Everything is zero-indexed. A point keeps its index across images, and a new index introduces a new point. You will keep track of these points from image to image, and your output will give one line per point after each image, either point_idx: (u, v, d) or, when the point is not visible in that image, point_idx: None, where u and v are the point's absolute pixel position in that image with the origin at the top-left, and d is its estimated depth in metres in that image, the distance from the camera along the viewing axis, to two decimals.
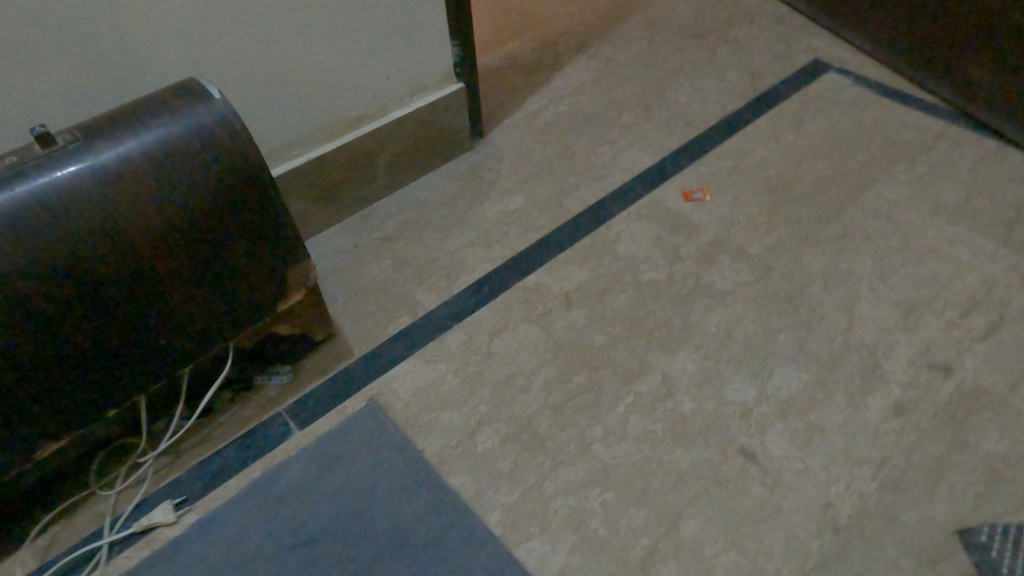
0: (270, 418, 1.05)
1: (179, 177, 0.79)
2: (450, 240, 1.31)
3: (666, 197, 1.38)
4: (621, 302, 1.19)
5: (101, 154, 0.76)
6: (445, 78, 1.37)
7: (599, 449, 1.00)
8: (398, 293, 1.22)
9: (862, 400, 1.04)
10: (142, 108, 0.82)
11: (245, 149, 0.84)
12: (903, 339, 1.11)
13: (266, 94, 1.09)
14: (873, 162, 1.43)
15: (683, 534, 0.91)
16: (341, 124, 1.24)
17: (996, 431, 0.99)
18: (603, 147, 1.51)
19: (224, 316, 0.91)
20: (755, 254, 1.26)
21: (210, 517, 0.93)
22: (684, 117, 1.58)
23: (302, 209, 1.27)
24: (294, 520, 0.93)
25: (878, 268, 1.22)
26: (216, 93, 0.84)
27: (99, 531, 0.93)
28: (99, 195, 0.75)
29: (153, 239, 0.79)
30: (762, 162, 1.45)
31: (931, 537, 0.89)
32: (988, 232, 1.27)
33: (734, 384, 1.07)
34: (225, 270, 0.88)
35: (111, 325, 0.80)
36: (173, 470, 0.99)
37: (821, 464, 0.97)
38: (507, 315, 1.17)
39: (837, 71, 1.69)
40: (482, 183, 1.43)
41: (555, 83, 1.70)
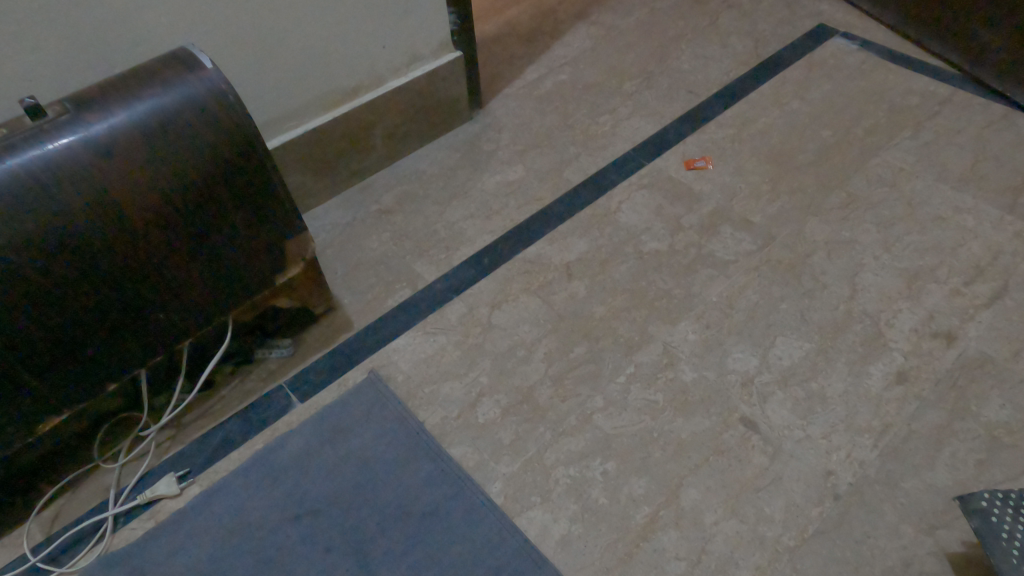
0: (271, 392, 1.06)
1: (173, 150, 0.78)
2: (449, 212, 1.30)
3: (668, 166, 1.36)
4: (622, 273, 1.18)
5: (92, 125, 0.75)
6: (442, 47, 1.34)
7: (599, 420, 1.00)
8: (398, 265, 1.21)
9: (864, 368, 1.04)
10: (133, 78, 0.80)
11: (240, 119, 0.82)
12: (906, 307, 1.10)
13: (259, 63, 1.07)
14: (878, 128, 1.41)
15: (684, 502, 0.91)
16: (336, 94, 1.22)
17: (998, 399, 0.99)
18: (603, 116, 1.49)
19: (222, 289, 0.91)
20: (758, 223, 1.25)
21: (213, 489, 0.94)
22: (687, 85, 1.56)
23: (300, 181, 1.26)
24: (295, 491, 0.94)
25: (882, 236, 1.21)
26: (208, 64, 0.83)
27: (103, 503, 0.94)
28: (92, 168, 0.74)
29: (148, 212, 0.78)
30: (765, 129, 1.43)
31: (932, 504, 0.90)
32: (994, 199, 1.25)
33: (735, 354, 1.06)
34: (222, 243, 0.87)
35: (108, 299, 0.80)
36: (175, 443, 1.00)
37: (822, 432, 0.97)
38: (507, 286, 1.17)
39: (842, 36, 1.66)
40: (481, 155, 1.41)
41: (555, 51, 1.68)
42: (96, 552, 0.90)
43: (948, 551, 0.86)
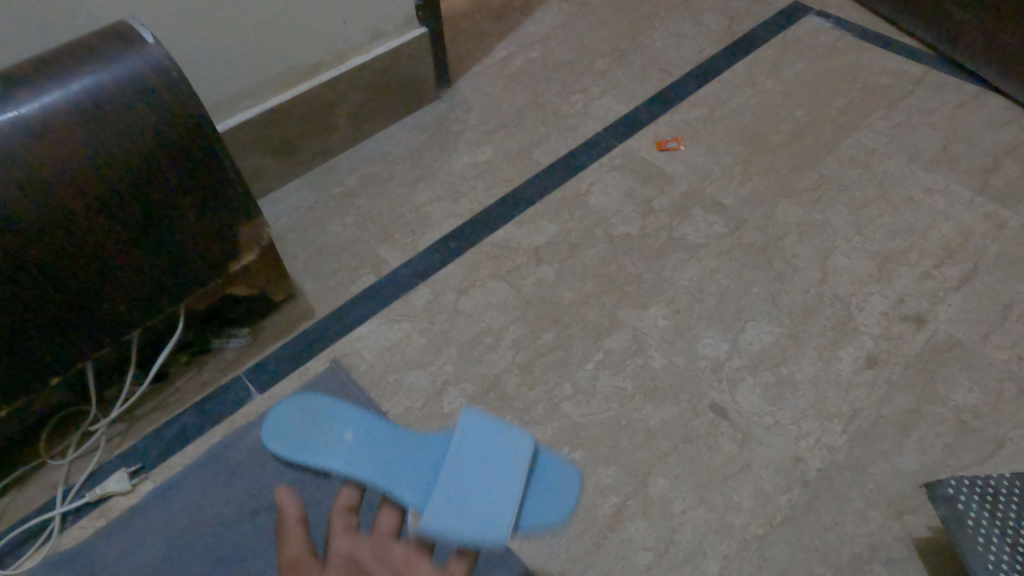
0: (229, 382, 1.02)
1: (113, 131, 0.73)
2: (415, 194, 1.26)
3: (640, 147, 1.34)
4: (592, 256, 1.15)
5: (23, 105, 0.69)
6: (407, 23, 1.29)
7: (567, 408, 0.98)
8: (362, 250, 1.18)
9: (835, 352, 1.03)
10: (68, 54, 0.74)
11: (185, 99, 0.77)
12: (877, 290, 1.09)
13: (209, 43, 1.01)
14: (851, 108, 1.39)
15: (652, 491, 0.90)
16: (295, 72, 1.18)
17: (966, 382, 0.98)
18: (574, 95, 1.46)
19: (172, 277, 0.87)
20: (729, 206, 1.23)
21: (168, 485, 0.91)
22: (659, 63, 1.53)
23: (259, 163, 1.21)
24: (253, 486, 0.91)
25: (854, 218, 1.20)
26: (150, 38, 0.77)
27: (52, 501, 0.90)
28: (23, 151, 0.68)
29: (89, 199, 0.74)
30: (739, 109, 1.41)
31: (899, 489, 0.89)
32: (965, 180, 1.24)
33: (706, 339, 1.05)
34: (169, 229, 0.83)
35: (47, 290, 0.75)
36: (127, 438, 0.96)
37: (792, 418, 0.96)
38: (474, 272, 1.14)
39: (817, 14, 1.64)
40: (449, 135, 1.37)
41: (526, 28, 1.63)
42: (43, 552, 0.86)
43: (915, 536, 0.86)
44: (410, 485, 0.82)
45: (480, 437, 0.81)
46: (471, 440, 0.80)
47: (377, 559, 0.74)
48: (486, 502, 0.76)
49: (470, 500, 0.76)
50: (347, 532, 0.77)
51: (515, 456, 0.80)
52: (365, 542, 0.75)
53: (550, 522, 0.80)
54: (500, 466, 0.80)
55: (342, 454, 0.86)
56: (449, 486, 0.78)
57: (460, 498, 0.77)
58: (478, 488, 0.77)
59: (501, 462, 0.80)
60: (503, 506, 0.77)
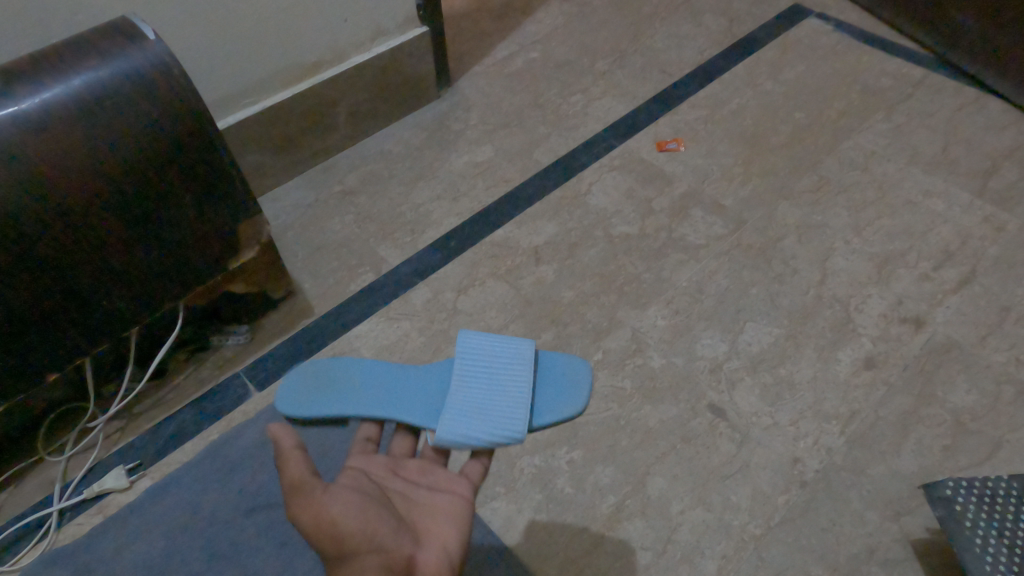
0: (227, 380, 1.02)
1: (114, 127, 0.73)
2: (415, 193, 1.26)
3: (639, 148, 1.34)
4: (592, 256, 1.15)
5: (23, 100, 0.69)
6: (408, 22, 1.29)
7: None
8: (361, 249, 1.17)
9: (833, 353, 1.03)
10: (69, 50, 0.74)
11: (186, 96, 0.77)
12: (876, 292, 1.10)
13: (211, 40, 1.01)
14: (851, 111, 1.39)
15: (650, 491, 0.90)
16: (296, 70, 1.17)
17: (964, 384, 0.99)
18: (575, 95, 1.46)
19: (171, 274, 0.87)
20: (728, 207, 1.23)
21: (166, 482, 0.90)
22: (660, 64, 1.53)
23: (259, 161, 1.21)
24: (252, 485, 0.90)
25: (854, 220, 1.20)
26: (151, 35, 0.77)
27: (49, 498, 0.90)
28: (24, 146, 0.68)
29: (89, 194, 0.73)
30: (739, 111, 1.41)
31: (897, 490, 0.89)
32: (964, 183, 1.25)
33: (705, 339, 1.05)
34: (169, 225, 0.83)
35: (45, 286, 0.75)
36: (125, 435, 0.96)
37: (790, 419, 0.96)
38: (473, 271, 1.14)
39: (817, 17, 1.64)
40: (449, 134, 1.37)
41: (526, 28, 1.63)
42: (40, 549, 0.86)
43: (912, 537, 0.86)
44: (428, 412, 0.80)
45: (479, 350, 0.79)
46: (471, 350, 0.79)
47: (391, 473, 0.74)
48: (497, 404, 0.74)
49: (484, 404, 0.74)
50: (360, 453, 0.77)
51: (516, 355, 0.78)
52: (379, 461, 0.76)
53: (568, 413, 0.78)
54: (503, 365, 0.78)
55: (354, 398, 0.82)
56: (458, 399, 0.75)
57: (468, 405, 0.75)
58: (486, 395, 0.75)
59: (506, 366, 0.77)
60: (512, 407, 0.74)
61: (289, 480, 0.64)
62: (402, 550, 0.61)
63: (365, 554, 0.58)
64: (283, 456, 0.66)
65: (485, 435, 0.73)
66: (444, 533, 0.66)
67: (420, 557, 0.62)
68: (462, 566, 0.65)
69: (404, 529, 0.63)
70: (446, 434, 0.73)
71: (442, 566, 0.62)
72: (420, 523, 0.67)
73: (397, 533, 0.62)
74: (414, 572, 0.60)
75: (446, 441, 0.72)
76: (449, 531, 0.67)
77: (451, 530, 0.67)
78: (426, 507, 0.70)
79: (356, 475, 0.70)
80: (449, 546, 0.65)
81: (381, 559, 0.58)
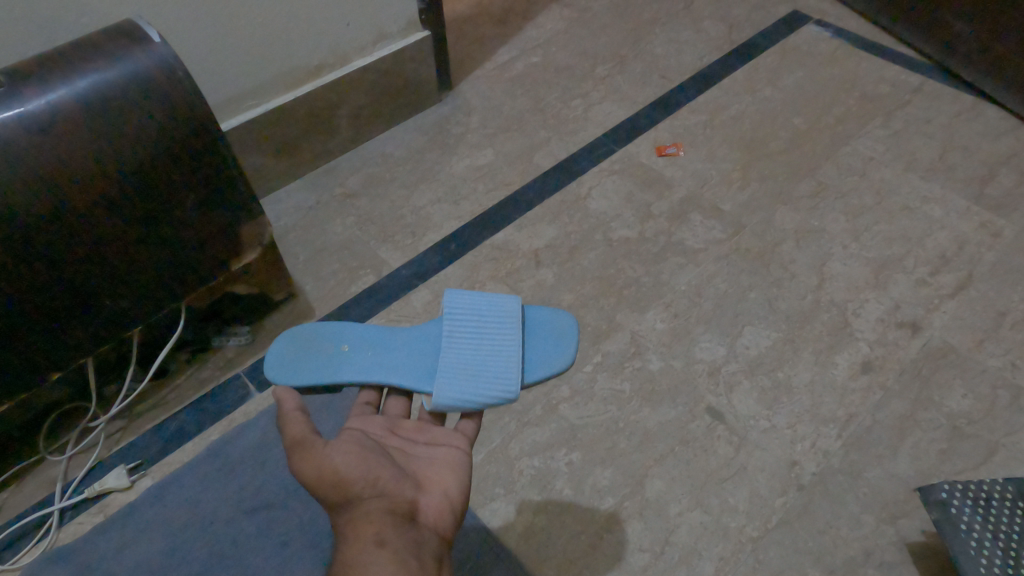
0: (228, 381, 1.03)
1: (119, 129, 0.74)
2: (416, 196, 1.27)
3: (639, 152, 1.35)
4: (591, 260, 1.16)
5: (29, 101, 0.69)
6: (410, 25, 1.30)
7: (565, 410, 0.98)
8: (362, 251, 1.18)
9: (831, 357, 1.04)
10: (74, 52, 0.74)
11: (190, 99, 0.78)
12: (873, 296, 1.10)
13: (214, 43, 1.02)
14: (849, 117, 1.40)
15: (648, 493, 0.91)
16: (298, 73, 1.18)
17: (960, 389, 0.99)
18: (575, 100, 1.47)
19: (173, 275, 0.88)
20: (727, 211, 1.24)
21: (167, 482, 0.91)
22: (660, 69, 1.54)
23: (261, 163, 1.22)
24: (252, 483, 0.91)
25: (852, 225, 1.21)
26: (156, 38, 0.78)
27: (50, 497, 0.91)
28: (29, 148, 0.69)
29: (94, 195, 0.74)
30: (738, 116, 1.42)
31: (894, 493, 0.90)
32: (961, 189, 1.25)
33: (703, 343, 1.05)
34: (172, 226, 0.84)
35: (49, 285, 0.76)
36: (126, 434, 0.97)
37: (787, 422, 0.97)
38: (473, 274, 1.14)
39: (816, 23, 1.65)
40: (450, 138, 1.38)
41: (527, 33, 1.64)
42: (41, 547, 0.86)
43: (908, 540, 0.86)
44: (418, 373, 0.77)
45: (470, 313, 0.77)
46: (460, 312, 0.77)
47: (391, 431, 0.75)
48: (490, 363, 0.73)
49: (477, 364, 0.73)
50: (358, 414, 0.78)
51: (504, 317, 0.77)
52: (378, 421, 0.77)
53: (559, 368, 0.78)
54: (493, 325, 0.77)
55: (342, 363, 0.79)
56: (452, 360, 0.74)
57: (464, 365, 0.74)
58: (479, 355, 0.74)
59: (494, 329, 0.76)
60: (506, 366, 0.73)
61: (291, 441, 0.67)
62: (403, 495, 0.63)
63: (368, 500, 0.61)
64: (285, 422, 0.69)
65: (480, 396, 0.72)
66: (444, 480, 0.68)
67: (423, 502, 0.64)
68: (464, 511, 0.67)
69: (404, 476, 0.66)
70: (444, 397, 0.72)
71: (444, 510, 0.65)
72: (421, 471, 0.69)
73: (398, 479, 0.65)
74: (415, 517, 0.62)
75: (446, 402, 0.71)
76: (450, 480, 0.68)
77: (451, 478, 0.69)
78: (427, 458, 0.71)
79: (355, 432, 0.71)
80: (451, 493, 0.67)
81: (383, 504, 0.61)
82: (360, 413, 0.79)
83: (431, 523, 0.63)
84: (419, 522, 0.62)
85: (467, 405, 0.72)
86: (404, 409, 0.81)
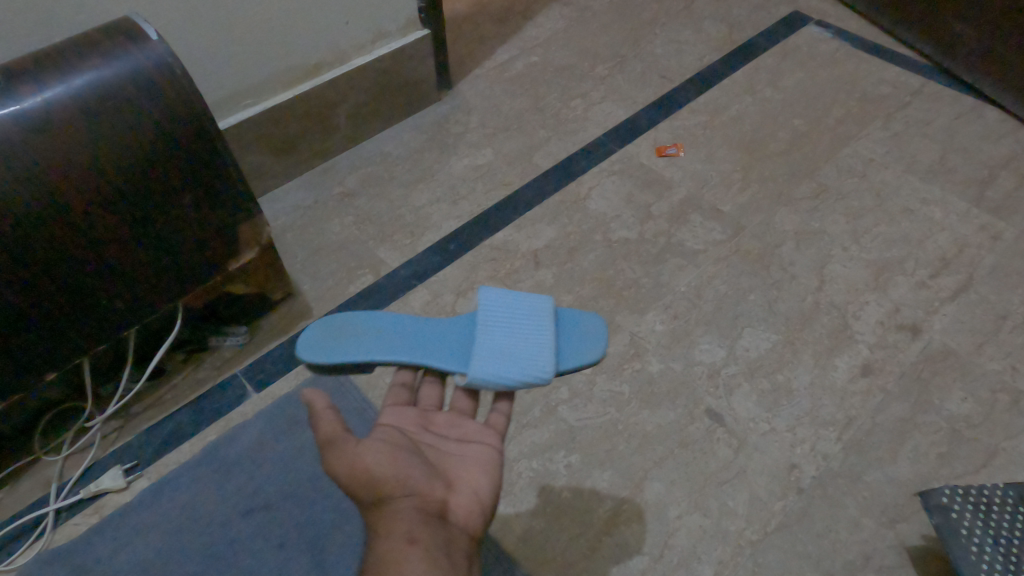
0: (225, 381, 1.02)
1: (116, 126, 0.73)
2: (415, 195, 1.26)
3: (639, 153, 1.34)
4: (591, 260, 1.16)
5: (25, 99, 0.69)
6: (409, 24, 1.29)
7: (564, 411, 0.98)
8: (360, 251, 1.18)
9: (831, 360, 1.03)
10: (71, 49, 0.74)
11: (188, 97, 0.77)
12: (873, 299, 1.10)
13: (212, 40, 1.01)
14: (849, 118, 1.40)
15: (647, 495, 0.90)
16: (297, 71, 1.18)
17: (960, 392, 0.99)
18: (575, 100, 1.46)
19: (171, 274, 0.87)
20: (727, 212, 1.23)
21: (163, 482, 0.90)
22: (660, 70, 1.53)
23: (259, 162, 1.21)
24: (249, 484, 0.91)
25: (851, 227, 1.20)
26: (154, 35, 0.77)
27: (45, 497, 0.90)
28: (25, 145, 0.68)
29: (90, 193, 0.73)
30: (738, 117, 1.41)
31: (893, 497, 0.90)
32: (961, 191, 1.25)
33: (703, 345, 1.05)
34: (169, 225, 0.83)
35: (44, 284, 0.75)
36: (123, 434, 0.96)
37: (787, 425, 0.96)
38: (472, 274, 1.14)
39: (816, 24, 1.65)
40: (449, 137, 1.38)
41: (527, 32, 1.64)
42: (35, 549, 0.86)
43: (908, 544, 0.86)
44: (452, 355, 0.77)
45: (504, 301, 0.77)
46: (497, 301, 0.76)
47: (422, 427, 0.74)
48: (524, 348, 0.73)
49: (513, 348, 0.73)
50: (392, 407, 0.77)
51: (538, 307, 0.77)
52: (411, 415, 0.75)
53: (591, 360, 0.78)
54: (527, 312, 0.76)
55: (374, 345, 0.78)
56: (487, 340, 0.74)
57: (498, 346, 0.73)
58: (513, 337, 0.74)
59: (527, 317, 0.76)
60: (539, 350, 0.73)
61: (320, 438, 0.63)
62: (434, 494, 0.61)
63: (398, 499, 0.60)
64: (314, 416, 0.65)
65: (515, 376, 0.71)
66: (475, 478, 0.66)
67: (453, 501, 0.63)
68: (494, 511, 0.65)
69: (435, 475, 0.64)
70: (478, 374, 0.71)
71: (474, 511, 0.63)
72: (451, 469, 0.67)
73: (428, 478, 0.63)
74: (447, 517, 0.60)
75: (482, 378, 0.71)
76: (480, 479, 0.67)
77: (482, 476, 0.67)
78: (457, 456, 0.69)
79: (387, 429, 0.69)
80: (481, 493, 0.65)
81: (413, 503, 0.60)
82: (396, 400, 0.79)
83: (462, 523, 0.61)
84: (448, 520, 0.60)
85: (500, 382, 0.71)
86: (438, 396, 0.81)
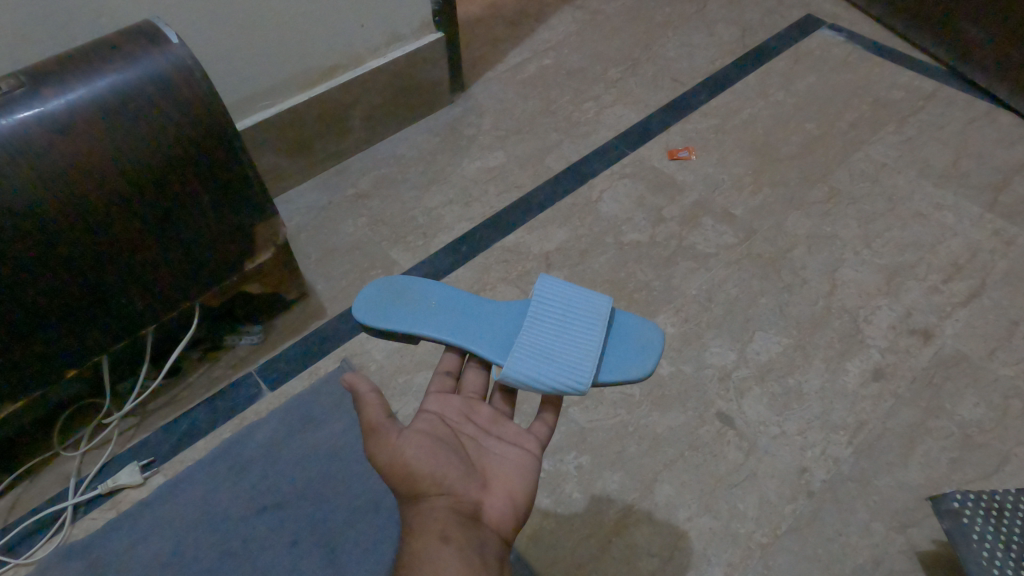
0: (240, 379, 1.03)
1: (136, 128, 0.74)
2: (427, 197, 1.27)
3: (651, 155, 1.35)
4: (602, 263, 1.16)
5: (49, 102, 0.70)
6: (423, 27, 1.31)
7: (575, 413, 0.98)
8: (373, 252, 1.19)
9: (841, 364, 1.03)
10: (93, 53, 0.75)
11: (207, 98, 0.78)
12: (884, 303, 1.10)
13: (231, 43, 1.02)
14: (861, 122, 1.40)
15: (658, 497, 0.91)
16: (312, 74, 1.19)
17: (971, 398, 0.99)
18: (587, 103, 1.47)
19: (187, 273, 0.88)
20: (739, 216, 1.23)
21: (178, 479, 0.92)
22: (672, 73, 1.54)
23: (274, 163, 1.22)
24: (263, 482, 0.92)
25: (863, 232, 1.20)
26: (175, 38, 0.78)
27: (63, 492, 0.91)
28: (48, 147, 0.70)
29: (112, 193, 0.75)
30: (750, 120, 1.42)
31: (904, 502, 0.90)
32: (974, 196, 1.25)
33: (714, 348, 1.05)
34: (188, 225, 0.84)
35: (67, 282, 0.76)
36: (140, 431, 0.97)
37: (798, 429, 0.97)
38: (484, 275, 1.15)
39: (829, 28, 1.65)
40: (461, 139, 1.38)
41: (539, 34, 1.65)
42: (54, 543, 0.87)
43: (918, 549, 0.86)
44: (498, 347, 0.76)
45: (553, 302, 0.77)
46: (546, 302, 0.77)
47: (464, 419, 0.72)
48: (564, 353, 0.73)
49: (554, 352, 0.73)
50: (437, 393, 0.76)
51: (590, 309, 0.76)
52: (455, 403, 0.74)
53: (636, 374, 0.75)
54: (577, 317, 0.76)
55: (427, 319, 0.79)
56: (530, 341, 0.74)
57: (539, 347, 0.73)
58: (556, 341, 0.74)
59: (576, 321, 0.75)
60: (580, 357, 0.72)
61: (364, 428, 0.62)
62: (469, 496, 0.61)
63: (433, 500, 0.59)
64: (359, 399, 0.64)
65: (548, 380, 0.71)
66: (511, 479, 0.65)
67: (487, 504, 0.62)
68: (529, 514, 0.64)
69: (472, 474, 0.63)
70: (513, 372, 0.71)
71: (508, 514, 0.62)
72: (488, 467, 0.66)
73: (465, 478, 0.62)
74: (480, 520, 0.60)
75: (516, 376, 0.71)
76: (517, 480, 0.66)
77: (520, 479, 0.66)
78: (497, 453, 0.68)
79: (428, 420, 0.69)
80: (516, 496, 0.64)
81: (448, 505, 0.59)
82: (441, 388, 0.77)
83: (494, 526, 0.61)
84: (482, 523, 0.60)
85: (534, 386, 0.71)
86: (483, 384, 0.79)
